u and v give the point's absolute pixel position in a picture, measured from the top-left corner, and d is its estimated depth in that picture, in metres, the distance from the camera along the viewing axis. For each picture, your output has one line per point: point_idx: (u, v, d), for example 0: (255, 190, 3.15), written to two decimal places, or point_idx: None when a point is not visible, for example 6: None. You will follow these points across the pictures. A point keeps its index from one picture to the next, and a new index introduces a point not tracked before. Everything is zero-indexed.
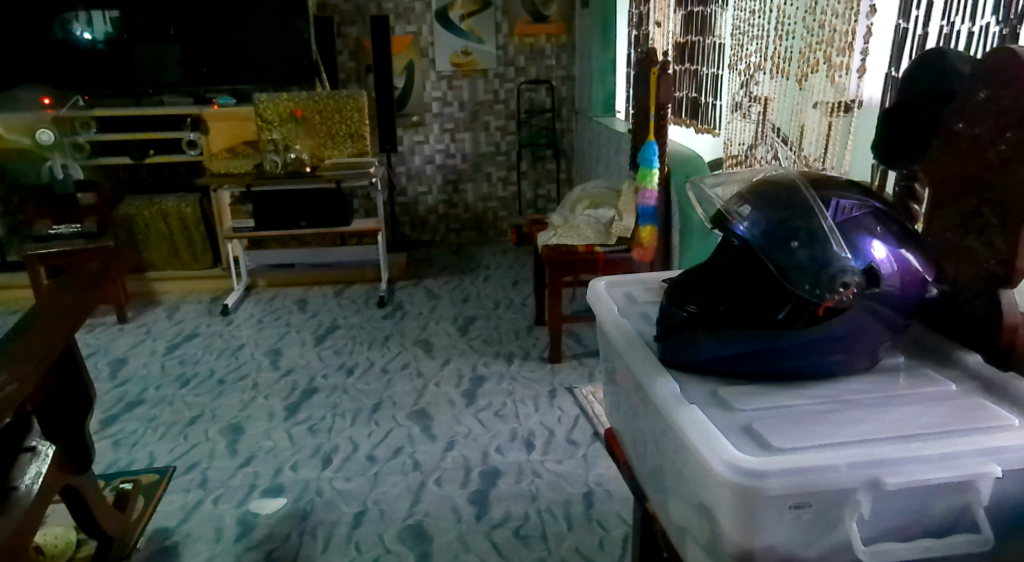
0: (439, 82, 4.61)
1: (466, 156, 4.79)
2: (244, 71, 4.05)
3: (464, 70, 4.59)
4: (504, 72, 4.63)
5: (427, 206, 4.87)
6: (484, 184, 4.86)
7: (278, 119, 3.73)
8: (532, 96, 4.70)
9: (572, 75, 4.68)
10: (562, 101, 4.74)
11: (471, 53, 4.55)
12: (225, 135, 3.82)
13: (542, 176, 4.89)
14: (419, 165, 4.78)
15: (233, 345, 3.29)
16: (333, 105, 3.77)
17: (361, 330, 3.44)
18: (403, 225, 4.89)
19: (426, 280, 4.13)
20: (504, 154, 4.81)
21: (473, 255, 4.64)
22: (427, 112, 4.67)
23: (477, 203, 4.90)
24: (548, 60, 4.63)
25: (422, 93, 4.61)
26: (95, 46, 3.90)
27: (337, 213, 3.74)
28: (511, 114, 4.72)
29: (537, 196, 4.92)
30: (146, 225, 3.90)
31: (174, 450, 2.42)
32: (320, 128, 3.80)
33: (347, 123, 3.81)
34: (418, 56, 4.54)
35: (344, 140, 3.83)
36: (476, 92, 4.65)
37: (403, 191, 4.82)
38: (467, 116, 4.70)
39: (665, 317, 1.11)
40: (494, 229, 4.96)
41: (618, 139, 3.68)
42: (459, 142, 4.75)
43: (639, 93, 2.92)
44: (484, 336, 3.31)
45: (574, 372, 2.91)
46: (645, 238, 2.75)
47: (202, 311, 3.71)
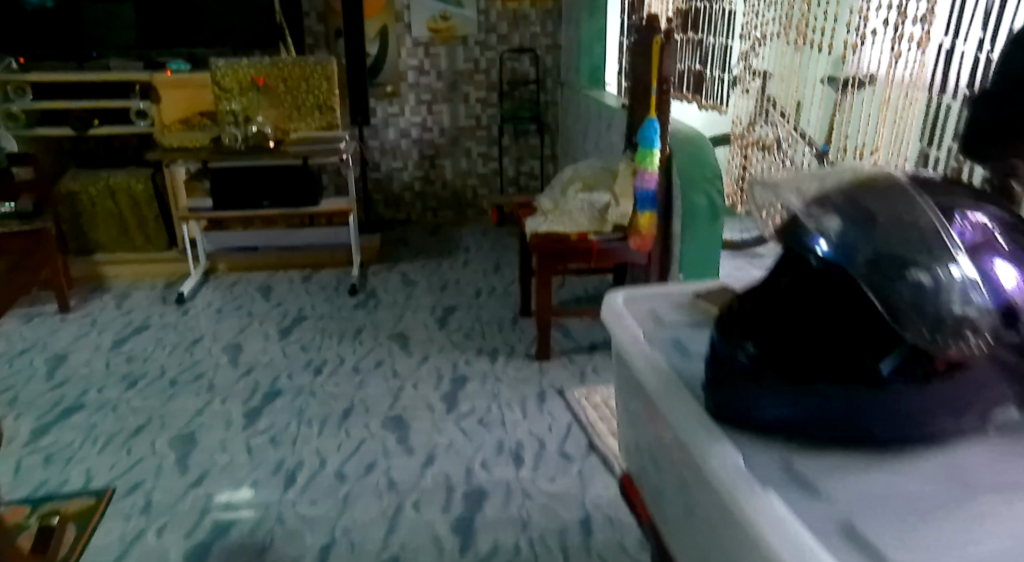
0: (416, 49, 4.27)
1: (444, 129, 4.46)
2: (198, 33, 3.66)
3: (441, 37, 4.26)
4: (485, 39, 4.30)
5: (402, 184, 4.55)
6: (463, 159, 4.55)
7: (238, 87, 3.36)
8: (515, 66, 4.38)
9: (558, 44, 4.37)
10: (547, 70, 4.42)
11: (449, 18, 4.22)
12: (178, 104, 3.42)
13: (525, 152, 4.58)
14: (393, 140, 4.45)
15: (188, 338, 2.99)
16: (298, 73, 3.41)
17: (330, 321, 3.15)
18: (377, 203, 4.58)
19: (401, 264, 3.84)
20: (485, 128, 4.50)
21: (452, 236, 4.35)
22: (403, 82, 4.32)
23: (455, 180, 4.58)
24: (533, 27, 4.31)
25: (397, 62, 4.27)
26: (44, 4, 3.51)
27: (304, 192, 3.42)
28: (492, 86, 4.40)
29: (519, 173, 4.62)
30: (92, 203, 3.57)
31: (115, 467, 2.14)
32: (284, 98, 3.43)
33: (315, 95, 3.44)
34: (393, 21, 4.18)
35: (312, 112, 3.47)
36: (455, 61, 4.32)
37: (376, 166, 4.49)
38: (446, 87, 4.37)
39: (713, 352, 0.83)
40: (473, 209, 4.66)
41: (609, 115, 3.38)
42: (437, 115, 4.43)
43: (637, 64, 2.64)
44: (464, 329, 3.04)
45: (564, 371, 2.66)
46: (643, 225, 2.50)
47: (154, 300, 3.39)
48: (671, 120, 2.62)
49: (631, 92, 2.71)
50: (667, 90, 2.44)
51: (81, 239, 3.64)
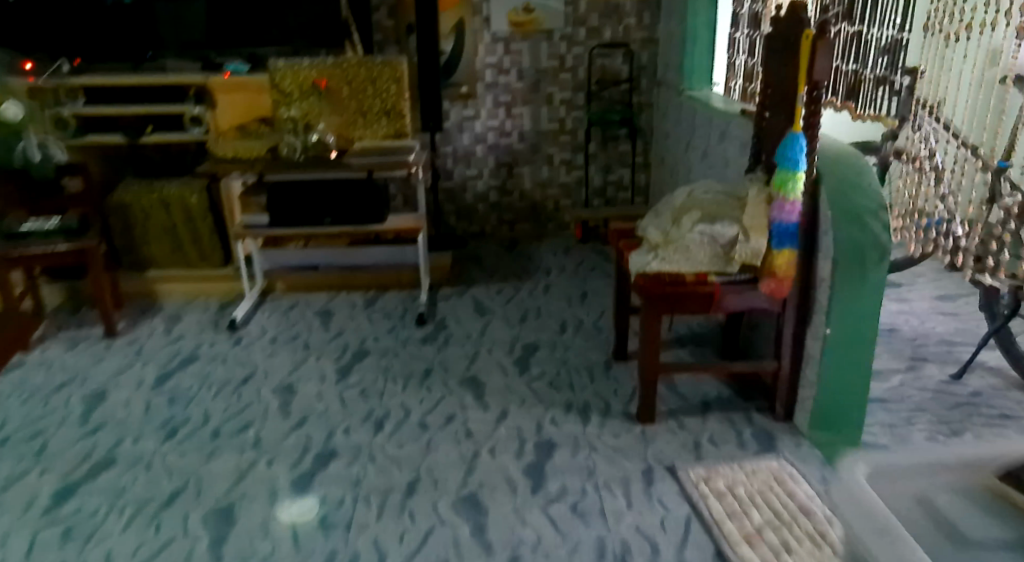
0: (495, 45, 3.84)
1: (523, 134, 4.02)
2: (259, 31, 3.33)
3: (523, 31, 3.81)
4: (573, 34, 3.83)
5: (476, 194, 4.14)
6: (543, 168, 4.09)
7: (298, 91, 3.03)
8: (606, 63, 3.90)
9: (655, 38, 3.86)
10: (641, 68, 3.91)
11: (533, 10, 3.77)
12: (236, 111, 3.14)
13: (613, 159, 4.10)
14: (467, 146, 4.04)
15: (237, 376, 2.65)
16: (365, 75, 3.03)
17: (395, 359, 2.76)
18: (448, 214, 4.17)
19: (474, 288, 3.43)
20: (569, 133, 4.03)
21: (530, 254, 3.91)
22: (479, 82, 3.90)
23: (534, 190, 4.14)
24: (627, 18, 3.81)
25: (474, 60, 3.84)
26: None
27: (369, 209, 3.06)
28: (580, 87, 3.94)
29: (606, 184, 4.14)
30: (144, 215, 3.28)
31: (139, 552, 1.79)
32: (349, 103, 3.06)
33: (382, 99, 3.06)
34: (470, 14, 3.76)
35: (378, 119, 3.09)
36: (538, 58, 3.87)
37: (448, 175, 4.09)
38: (527, 87, 3.92)
39: None
40: (554, 222, 4.20)
41: (722, 122, 2.86)
42: (516, 118, 3.99)
43: (776, 64, 2.15)
44: (549, 375, 2.60)
45: (673, 439, 2.18)
46: (780, 266, 2.02)
47: (206, 325, 3.08)
48: (822, 136, 2.10)
49: (765, 98, 2.21)
50: (818, 98, 1.93)
51: (133, 254, 3.37)
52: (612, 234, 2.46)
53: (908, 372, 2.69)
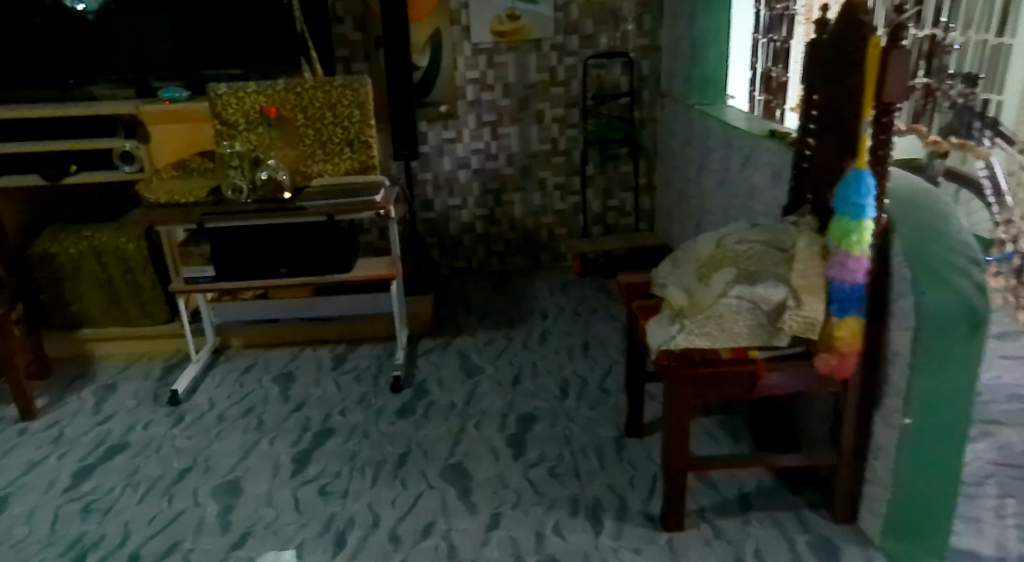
0: (477, 57, 3.39)
1: (512, 157, 3.58)
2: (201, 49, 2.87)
3: (508, 40, 3.37)
4: (564, 42, 3.39)
5: (461, 225, 3.69)
6: (535, 193, 3.65)
7: (245, 121, 2.58)
8: (603, 75, 3.45)
9: (658, 44, 3.41)
10: (643, 79, 3.47)
11: (519, 17, 3.33)
12: (174, 145, 2.70)
13: (614, 182, 3.65)
14: (449, 172, 3.59)
15: (171, 470, 2.20)
16: (323, 100, 2.58)
17: (364, 441, 2.30)
18: (430, 248, 3.72)
19: (460, 339, 2.98)
20: (564, 154, 3.59)
21: (523, 292, 3.46)
22: (460, 99, 3.46)
23: (526, 219, 3.70)
24: (625, 23, 3.37)
25: (453, 75, 3.40)
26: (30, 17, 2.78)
27: (333, 257, 2.60)
28: (575, 102, 3.49)
29: (607, 209, 3.69)
30: (74, 266, 2.83)
31: None
32: (304, 133, 2.60)
33: (345, 128, 2.60)
34: (447, 23, 3.31)
35: (340, 152, 2.63)
36: (525, 70, 3.42)
37: (429, 204, 3.64)
38: (515, 104, 3.48)
39: None
40: (549, 252, 3.76)
41: (747, 145, 2.41)
42: (502, 140, 3.54)
43: (830, 78, 1.73)
44: (549, 460, 2.14)
45: (708, 556, 1.73)
46: (844, 339, 1.58)
47: (143, 399, 2.63)
48: (895, 172, 1.67)
49: (817, 118, 1.79)
50: (891, 124, 1.51)
51: (63, 310, 2.91)
52: (620, 292, 2.01)
53: (982, 440, 2.24)
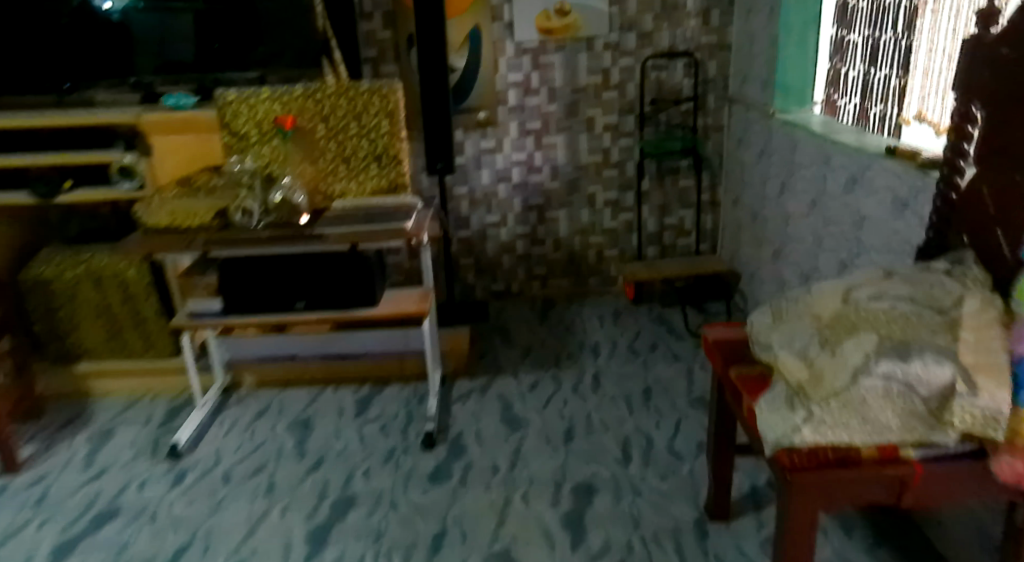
0: (520, 57, 3.02)
1: (557, 170, 3.20)
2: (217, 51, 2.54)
3: (555, 38, 2.98)
4: (619, 40, 2.99)
5: (499, 245, 3.34)
6: (583, 210, 3.27)
7: (258, 132, 2.24)
8: (662, 77, 3.05)
9: (727, 42, 3.00)
10: (709, 82, 3.05)
11: (568, 12, 2.94)
12: (179, 159, 2.36)
13: (673, 198, 3.25)
14: (487, 186, 3.23)
15: (166, 548, 1.86)
16: (346, 107, 2.22)
17: (392, 515, 1.94)
18: (466, 269, 3.37)
19: (500, 381, 2.62)
20: (616, 166, 3.20)
21: (570, 322, 3.09)
22: (501, 105, 3.09)
23: (572, 239, 3.33)
24: (690, 19, 2.97)
25: (493, 78, 3.02)
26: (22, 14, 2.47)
27: (356, 289, 2.25)
28: (629, 108, 3.10)
29: (663, 228, 3.30)
30: (68, 294, 2.51)
31: None
32: (325, 146, 2.25)
33: (370, 140, 2.24)
34: (487, 19, 2.94)
35: (366, 167, 2.27)
36: (574, 73, 3.04)
37: (464, 221, 3.29)
38: (561, 110, 3.10)
39: None
40: (597, 276, 3.39)
41: (851, 163, 2.01)
42: (547, 151, 3.17)
43: (1003, 84, 1.31)
44: (616, 550, 1.76)
45: None
46: None
47: (142, 449, 2.29)
48: None
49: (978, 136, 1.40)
50: None
51: (56, 343, 2.59)
52: (710, 352, 1.62)
53: None
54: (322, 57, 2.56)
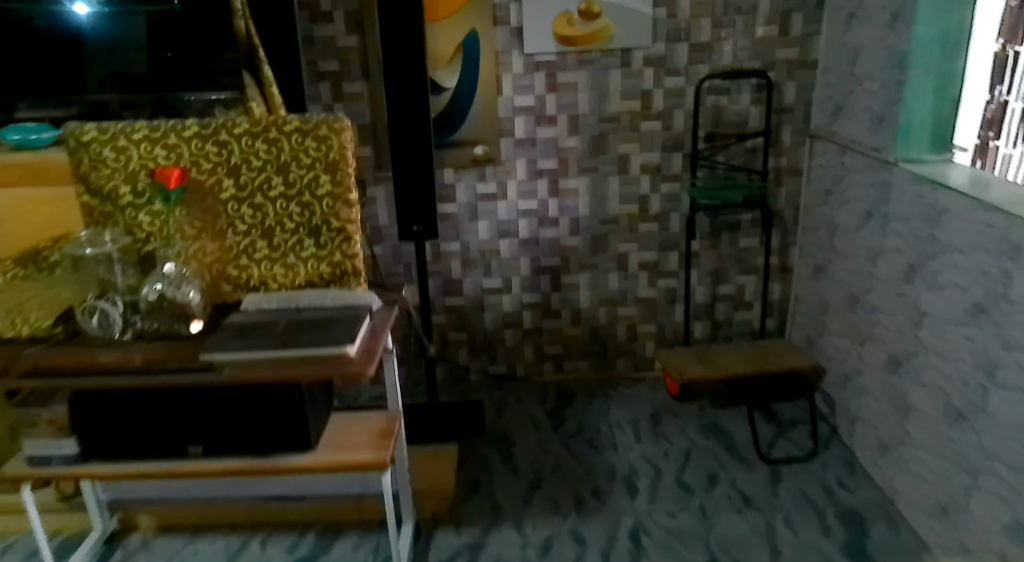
0: (530, 75, 2.25)
1: (578, 223, 2.43)
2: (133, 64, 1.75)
3: (578, 49, 2.21)
4: (665, 54, 2.22)
5: (500, 317, 2.57)
6: (611, 275, 2.50)
7: (132, 191, 1.46)
8: (723, 104, 2.27)
9: (812, 58, 2.21)
10: (785, 111, 2.28)
11: (596, 14, 2.17)
12: (26, 221, 1.62)
13: (729, 260, 2.48)
14: (486, 241, 2.46)
15: None
16: (263, 155, 1.44)
17: None
18: (456, 346, 2.60)
19: (499, 535, 1.86)
20: (656, 219, 2.43)
21: (592, 429, 2.32)
22: (504, 137, 2.32)
23: (595, 310, 2.56)
24: (761, 27, 2.19)
25: (494, 101, 2.26)
26: None
27: (279, 430, 1.49)
28: (676, 145, 2.32)
29: (716, 300, 2.53)
30: None
31: None
32: (234, 213, 1.48)
33: (302, 206, 1.47)
34: (487, 22, 2.18)
35: (295, 245, 1.49)
36: (602, 97, 2.27)
37: (455, 286, 2.52)
38: (585, 146, 2.33)
39: None
40: (627, 358, 2.62)
41: None
42: (565, 199, 2.40)
43: None
44: None
45: None
46: None
47: None
48: None
49: None
50: None
51: None
52: None
53: None
54: (240, 68, 1.76)
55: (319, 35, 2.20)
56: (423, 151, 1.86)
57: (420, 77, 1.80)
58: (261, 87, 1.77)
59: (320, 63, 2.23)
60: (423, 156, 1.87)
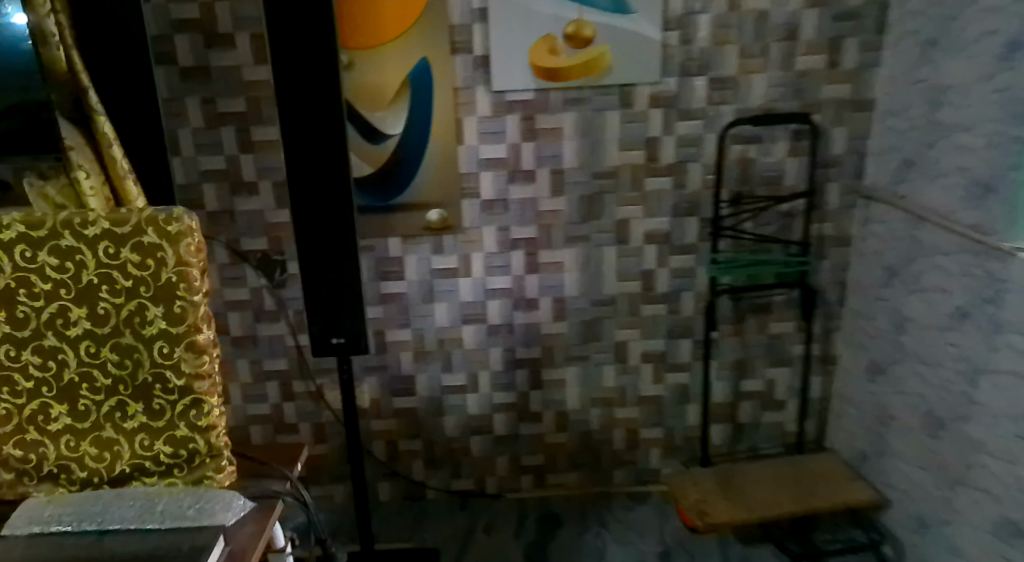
0: (501, 118, 1.71)
1: (563, 305, 1.89)
2: None
3: (564, 85, 1.68)
4: (677, 92, 1.69)
5: (465, 421, 2.00)
6: (607, 368, 1.96)
7: None
8: (753, 156, 1.74)
9: (868, 98, 1.70)
10: (832, 165, 1.75)
11: (587, 39, 1.64)
12: None
13: (756, 350, 1.95)
14: (445, 328, 1.91)
15: None
16: (54, 273, 1.00)
17: None
18: (410, 458, 2.04)
19: None
20: (664, 300, 1.89)
21: None
22: (467, 198, 1.78)
23: (586, 413, 2.01)
24: (803, 56, 1.67)
25: (453, 151, 1.72)
26: None
27: None
28: (690, 207, 1.80)
29: (738, 398, 1.99)
30: None
31: None
32: (24, 361, 1.03)
33: (122, 352, 1.03)
34: (441, 48, 1.64)
35: (114, 410, 1.05)
36: (595, 146, 1.74)
37: (407, 384, 1.96)
38: (572, 209, 1.79)
39: None
40: (627, 470, 2.07)
41: None
42: (547, 275, 1.86)
43: None
44: None
45: None
46: None
47: None
48: None
49: None
50: None
51: None
52: None
53: None
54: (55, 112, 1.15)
55: (218, 66, 1.63)
56: (341, 233, 1.31)
57: (335, 130, 1.25)
58: (95, 148, 1.18)
59: (220, 101, 1.65)
60: (342, 240, 1.31)
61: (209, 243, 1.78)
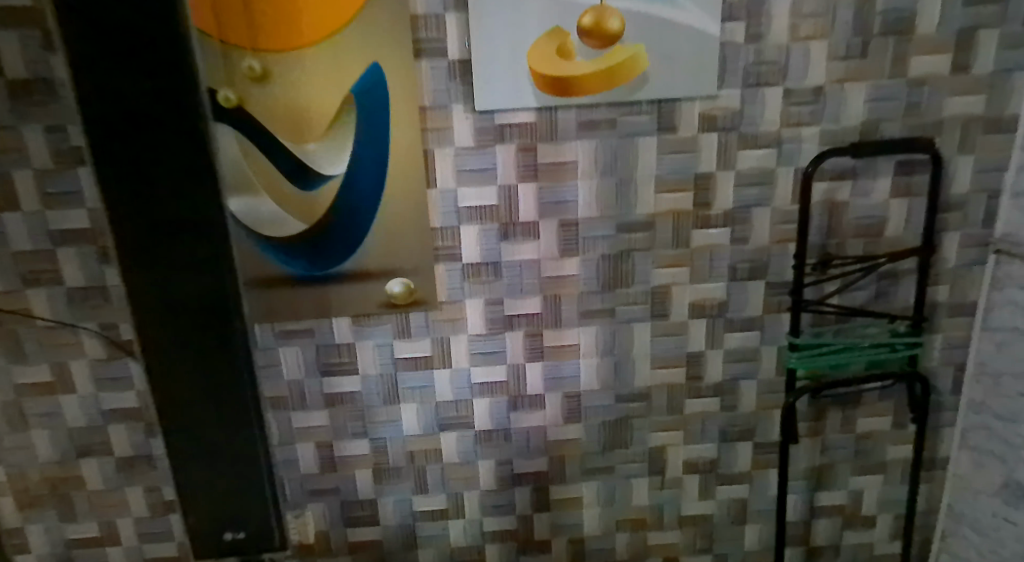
0: (490, 150, 1.19)
1: (578, 402, 1.37)
2: None
3: (580, 101, 1.16)
4: (741, 108, 1.19)
5: (446, 555, 1.48)
6: (639, 480, 1.44)
7: None
8: (844, 197, 1.24)
9: (1006, 114, 1.21)
10: (952, 208, 1.26)
11: (614, 34, 1.12)
12: None
13: (840, 454, 1.44)
14: (416, 436, 1.38)
15: None
16: None
17: None
18: None
19: None
20: (717, 391, 1.38)
21: None
22: (443, 262, 1.26)
23: (611, 538, 1.49)
24: (921, 57, 1.17)
25: (419, 198, 1.20)
26: None
27: None
28: (755, 268, 1.30)
29: (814, 515, 1.48)
30: None
31: None
32: None
33: None
34: (398, 51, 1.12)
35: None
36: (623, 188, 1.23)
37: (366, 510, 1.43)
38: (591, 273, 1.28)
39: None
40: None
41: None
42: (555, 363, 1.34)
43: None
44: None
45: None
46: None
47: None
48: None
49: None
50: None
51: None
52: None
53: None
54: None
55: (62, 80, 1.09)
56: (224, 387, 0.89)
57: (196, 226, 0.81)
58: None
59: (74, 130, 1.12)
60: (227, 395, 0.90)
61: (73, 332, 1.24)
